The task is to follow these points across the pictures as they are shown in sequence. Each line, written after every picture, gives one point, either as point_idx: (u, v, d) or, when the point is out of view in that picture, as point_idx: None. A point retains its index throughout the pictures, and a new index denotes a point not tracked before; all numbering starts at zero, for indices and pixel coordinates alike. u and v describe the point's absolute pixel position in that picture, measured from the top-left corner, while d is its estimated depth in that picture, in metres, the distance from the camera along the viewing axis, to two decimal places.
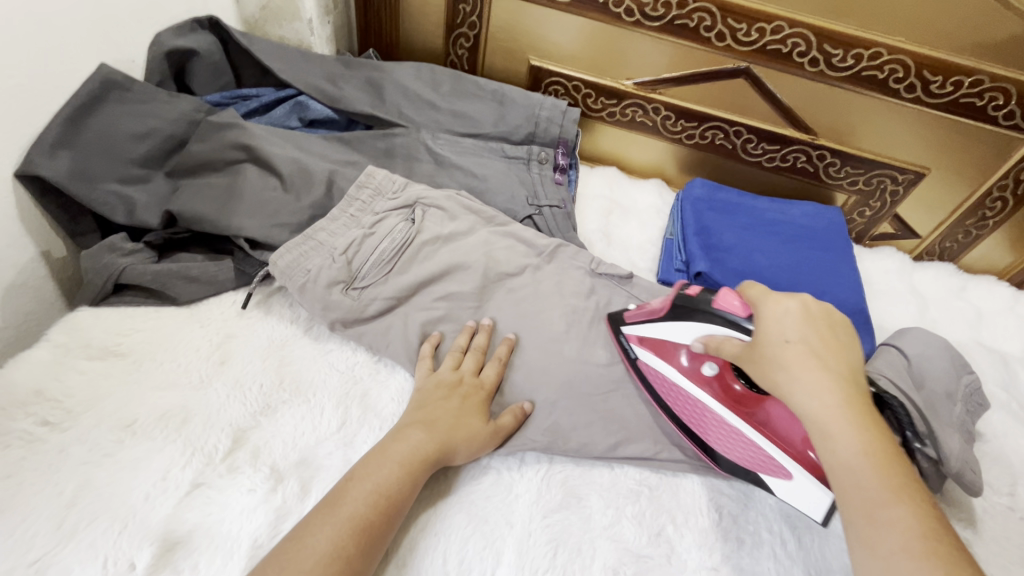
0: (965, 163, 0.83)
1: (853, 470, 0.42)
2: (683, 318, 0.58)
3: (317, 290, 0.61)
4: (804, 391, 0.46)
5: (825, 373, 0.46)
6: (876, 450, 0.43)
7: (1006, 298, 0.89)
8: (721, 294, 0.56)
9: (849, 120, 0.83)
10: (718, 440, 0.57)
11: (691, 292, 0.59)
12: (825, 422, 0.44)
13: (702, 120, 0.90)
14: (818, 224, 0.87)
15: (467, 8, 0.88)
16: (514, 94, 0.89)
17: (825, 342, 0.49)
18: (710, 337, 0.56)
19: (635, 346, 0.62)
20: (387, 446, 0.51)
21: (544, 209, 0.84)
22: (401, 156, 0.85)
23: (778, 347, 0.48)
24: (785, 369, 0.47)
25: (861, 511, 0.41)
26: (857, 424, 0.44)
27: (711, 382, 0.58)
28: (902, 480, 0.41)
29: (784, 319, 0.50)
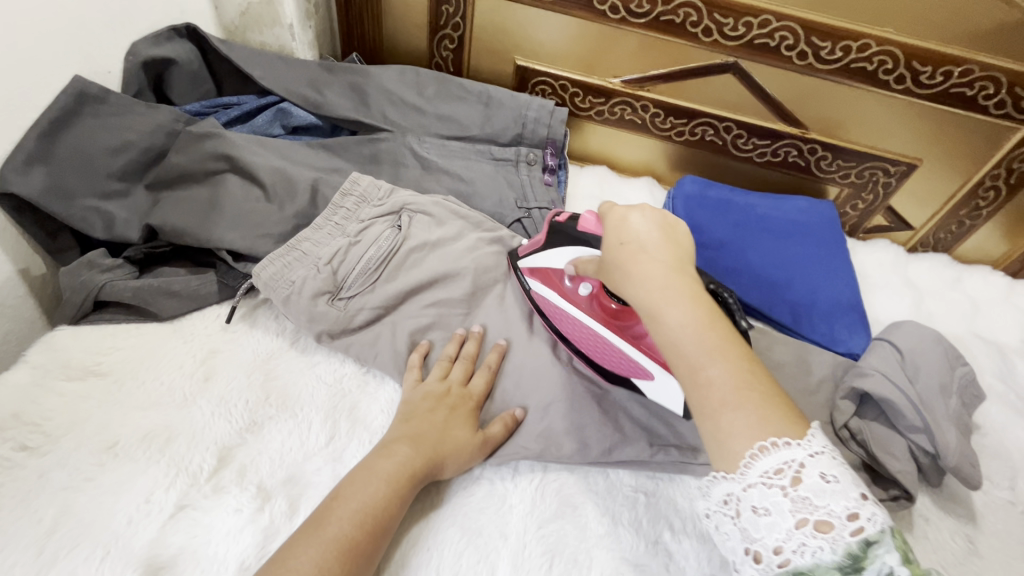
0: (957, 153, 0.82)
1: (683, 347, 0.42)
2: (556, 244, 0.63)
3: (302, 302, 0.60)
4: (634, 281, 0.46)
5: (659, 264, 0.46)
6: (704, 324, 0.42)
7: (1002, 288, 0.89)
8: (584, 217, 0.60)
9: (839, 113, 0.82)
10: (596, 354, 0.61)
11: (560, 218, 0.63)
12: (653, 307, 0.44)
13: (691, 116, 0.88)
14: (811, 219, 0.86)
15: (450, 9, 0.86)
16: (500, 96, 0.88)
17: (659, 237, 0.48)
18: (577, 259, 0.60)
19: (528, 277, 0.66)
20: (371, 463, 0.50)
21: (533, 211, 0.83)
22: (386, 161, 0.84)
23: (616, 252, 0.48)
24: (624, 268, 0.47)
25: (691, 383, 0.42)
26: (684, 298, 0.43)
27: (588, 301, 0.61)
28: (728, 347, 0.42)
29: (625, 223, 0.49)
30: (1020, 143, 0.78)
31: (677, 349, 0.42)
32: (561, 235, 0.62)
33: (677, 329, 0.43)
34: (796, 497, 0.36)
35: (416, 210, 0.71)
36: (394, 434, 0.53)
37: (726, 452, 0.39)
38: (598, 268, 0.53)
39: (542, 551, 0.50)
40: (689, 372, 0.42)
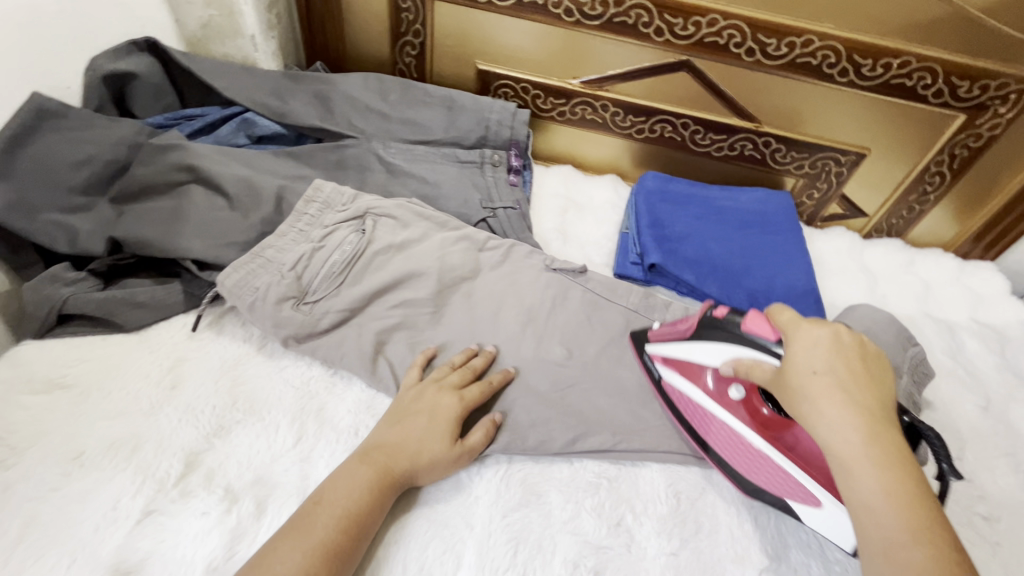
0: (902, 142, 0.85)
1: (871, 509, 0.40)
2: (709, 339, 0.55)
3: (267, 308, 0.61)
4: (825, 422, 0.43)
5: (855, 409, 0.43)
6: (899, 490, 0.40)
7: (952, 270, 0.92)
8: (750, 316, 0.52)
9: (790, 106, 0.85)
10: (742, 464, 0.56)
11: (718, 313, 0.55)
12: (850, 460, 0.42)
13: (649, 114, 0.91)
14: (768, 209, 0.89)
15: (410, 16, 0.88)
16: (463, 100, 0.90)
17: (854, 375, 0.45)
18: (738, 360, 0.53)
19: (659, 364, 0.62)
20: (350, 469, 0.51)
21: (498, 211, 0.84)
22: (352, 167, 0.85)
23: (805, 378, 0.45)
24: (810, 401, 0.45)
25: (877, 550, 0.40)
26: (885, 466, 0.41)
27: (735, 406, 0.57)
28: (930, 524, 0.39)
29: (813, 348, 0.46)
30: (960, 130, 0.82)
31: (865, 507, 0.41)
32: (718, 331, 0.54)
33: (865, 487, 0.41)
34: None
35: (380, 214, 0.73)
36: (375, 440, 0.54)
37: None
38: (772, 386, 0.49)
39: (507, 538, 0.52)
40: (878, 535, 0.40)
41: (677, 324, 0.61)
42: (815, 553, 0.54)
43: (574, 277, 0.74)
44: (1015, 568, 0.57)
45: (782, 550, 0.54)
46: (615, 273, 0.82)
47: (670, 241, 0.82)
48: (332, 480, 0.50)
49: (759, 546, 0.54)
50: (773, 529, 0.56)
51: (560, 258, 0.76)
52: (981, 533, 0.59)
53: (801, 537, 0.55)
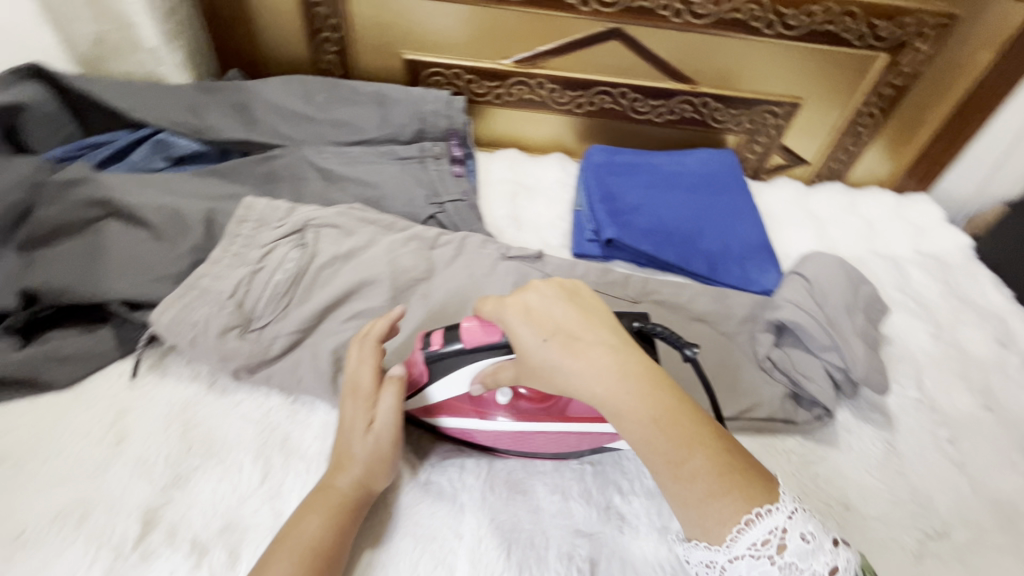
0: (833, 87, 0.87)
1: (643, 444, 0.40)
2: (445, 370, 0.52)
3: (209, 341, 0.57)
4: (575, 380, 0.42)
5: (588, 355, 0.42)
6: (654, 414, 0.40)
7: (891, 205, 0.96)
8: (464, 332, 0.49)
9: (722, 63, 0.85)
10: (549, 443, 0.56)
11: (434, 343, 0.51)
12: (613, 402, 0.41)
13: (587, 87, 0.89)
14: (713, 169, 0.90)
15: (325, 10, 0.83)
16: (394, 93, 0.86)
17: (572, 316, 0.45)
18: (483, 376, 0.51)
19: (428, 419, 0.56)
20: (300, 511, 0.48)
21: (446, 205, 0.81)
22: (285, 178, 0.80)
23: (537, 350, 0.43)
24: (556, 367, 0.43)
25: (663, 478, 0.40)
26: (640, 384, 0.41)
27: (519, 408, 0.54)
28: (693, 429, 0.40)
29: (525, 317, 0.45)
30: (884, 69, 0.84)
31: (645, 444, 0.40)
32: (448, 360, 0.51)
33: (630, 427, 0.40)
34: (782, 568, 0.37)
35: (321, 225, 0.69)
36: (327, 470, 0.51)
37: (710, 534, 0.38)
38: (519, 373, 0.46)
39: (499, 540, 0.51)
40: (658, 464, 0.40)
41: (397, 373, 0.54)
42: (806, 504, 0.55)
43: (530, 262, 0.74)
44: (980, 483, 0.60)
45: None
46: (574, 253, 0.80)
47: (623, 213, 0.81)
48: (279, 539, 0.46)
49: None
50: None
51: (515, 245, 0.75)
52: (947, 454, 0.62)
53: None
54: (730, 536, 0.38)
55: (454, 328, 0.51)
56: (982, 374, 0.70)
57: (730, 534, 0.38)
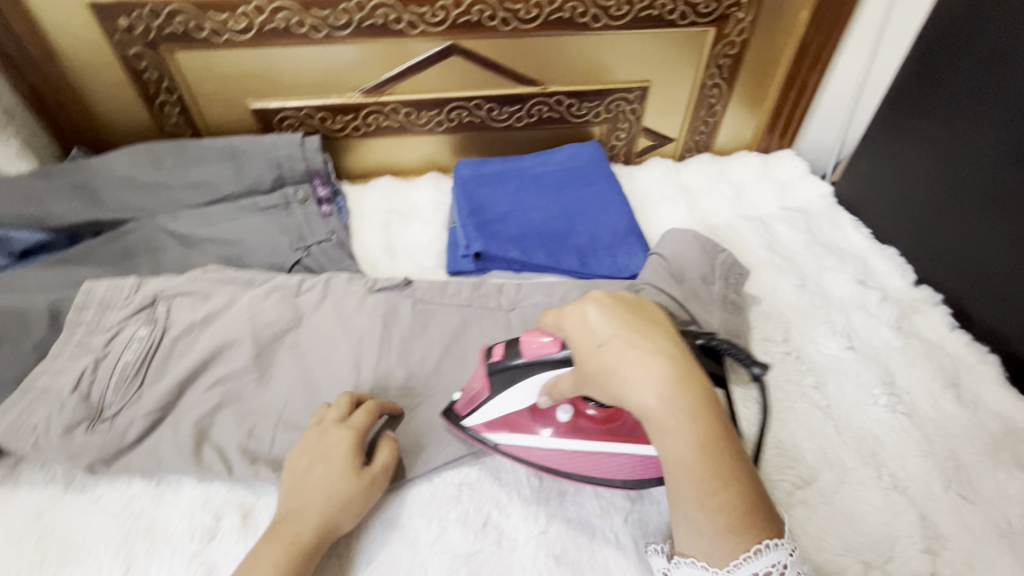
0: (674, 66, 0.90)
1: (678, 466, 0.40)
2: (510, 384, 0.51)
3: (53, 443, 0.55)
4: (629, 391, 0.40)
5: (652, 372, 0.40)
6: (699, 444, 0.40)
7: (758, 166, 0.99)
8: (521, 344, 0.49)
9: (564, 61, 0.87)
10: (615, 469, 0.54)
11: (497, 354, 0.52)
12: (659, 424, 0.40)
13: (440, 105, 0.90)
14: (578, 163, 0.92)
15: (154, 75, 0.81)
16: (245, 145, 0.85)
17: (633, 328, 0.43)
18: (547, 388, 0.50)
19: (485, 434, 0.56)
20: (260, 551, 0.48)
21: (312, 248, 0.80)
22: (141, 252, 0.78)
23: (594, 357, 0.42)
24: (616, 374, 0.41)
25: (684, 502, 0.40)
26: (692, 415, 0.40)
27: (580, 425, 0.54)
28: (731, 465, 0.40)
29: (586, 325, 0.44)
30: (715, 41, 0.88)
31: (678, 468, 0.40)
32: (509, 371, 0.51)
33: (672, 449, 0.40)
34: None
35: (173, 295, 0.67)
36: (281, 510, 0.51)
37: (713, 559, 0.40)
38: (578, 382, 0.45)
39: None
40: (680, 486, 0.40)
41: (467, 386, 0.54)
42: None
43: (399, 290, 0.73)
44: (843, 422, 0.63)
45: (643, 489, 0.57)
46: (449, 271, 0.80)
47: (492, 224, 0.82)
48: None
49: (621, 493, 0.57)
50: None
51: (382, 276, 0.75)
52: (813, 401, 0.65)
53: None
54: (735, 562, 0.40)
55: (516, 342, 0.51)
56: (844, 316, 0.74)
57: (735, 562, 0.40)
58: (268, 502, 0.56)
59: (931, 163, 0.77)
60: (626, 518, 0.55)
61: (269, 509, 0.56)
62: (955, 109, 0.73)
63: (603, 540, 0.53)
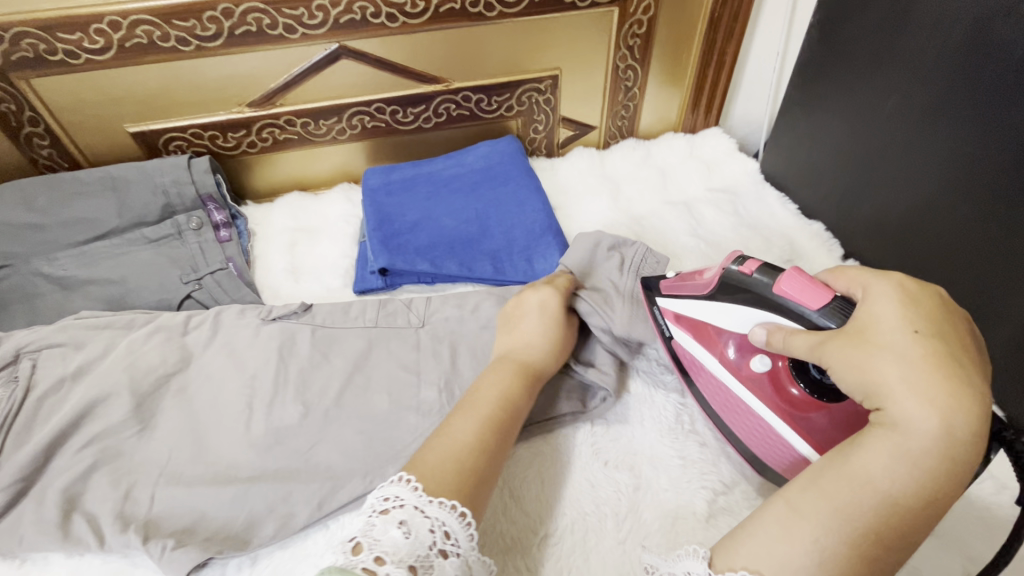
0: (582, 50, 0.85)
1: (879, 496, 0.34)
2: (731, 298, 0.52)
3: None
4: (904, 392, 0.35)
5: (947, 407, 0.34)
6: (927, 501, 0.34)
7: (685, 146, 0.96)
8: (785, 274, 0.47)
9: (464, 55, 0.82)
10: (755, 440, 0.53)
11: (746, 269, 0.51)
12: (914, 444, 0.34)
13: (339, 112, 0.84)
14: (493, 161, 0.87)
15: (13, 106, 0.74)
16: (126, 173, 0.78)
17: (962, 350, 0.36)
18: (773, 327, 0.48)
19: (670, 322, 0.59)
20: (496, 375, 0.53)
21: (205, 280, 0.74)
22: (15, 301, 0.71)
23: (902, 335, 0.36)
24: (905, 365, 0.35)
25: (827, 519, 0.35)
26: (936, 473, 0.34)
27: (757, 378, 0.52)
28: (917, 533, 0.34)
29: (896, 306, 0.38)
30: (621, 21, 0.83)
31: (870, 491, 0.35)
32: (747, 290, 0.50)
33: (891, 472, 0.34)
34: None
35: (39, 349, 0.61)
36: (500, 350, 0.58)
37: None
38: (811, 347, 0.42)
39: None
40: (842, 498, 0.35)
41: (699, 276, 0.56)
42: (588, 498, 0.54)
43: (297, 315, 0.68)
44: None
45: (556, 510, 0.53)
46: (357, 290, 0.75)
47: (400, 235, 0.77)
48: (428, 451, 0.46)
49: (533, 518, 0.53)
50: (546, 491, 0.55)
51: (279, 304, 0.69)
52: None
53: (570, 485, 0.55)
54: None
55: (776, 269, 0.49)
56: None
57: None
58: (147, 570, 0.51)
59: (845, 132, 0.74)
60: (538, 547, 0.51)
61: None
62: (863, 75, 0.70)
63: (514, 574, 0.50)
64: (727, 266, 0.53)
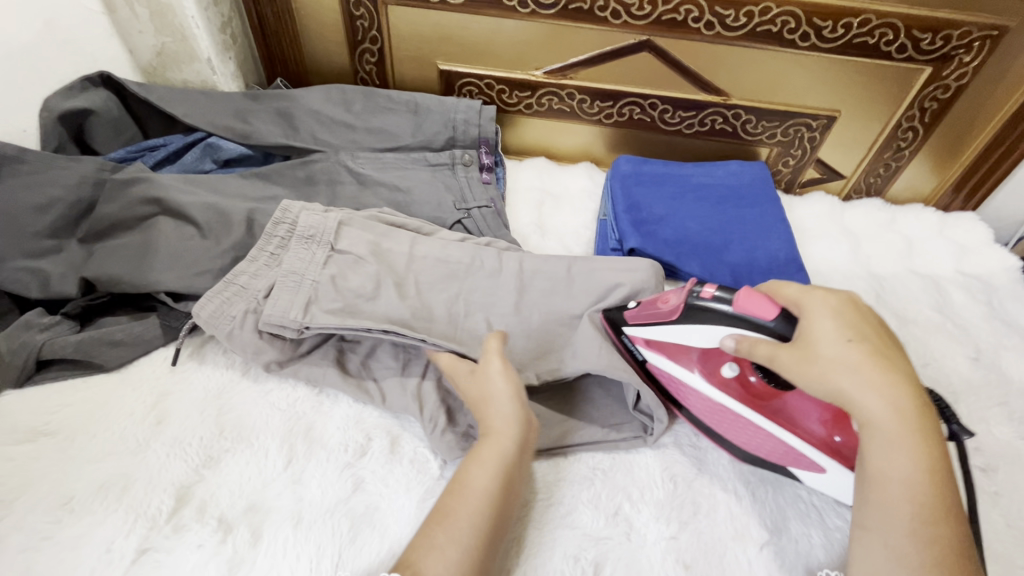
0: (871, 100, 0.85)
1: (896, 483, 0.44)
2: (696, 320, 0.56)
3: (245, 335, 0.60)
4: (859, 393, 0.45)
5: (886, 391, 0.45)
6: (930, 469, 0.43)
7: (934, 222, 0.92)
8: (740, 294, 0.53)
9: (755, 76, 0.85)
10: (747, 441, 0.57)
11: (705, 293, 0.55)
12: (887, 430, 0.44)
13: (616, 98, 0.90)
14: (742, 181, 0.89)
15: (365, 23, 0.87)
16: (428, 102, 0.89)
17: (870, 331, 0.48)
18: (738, 338, 0.53)
19: (641, 347, 0.61)
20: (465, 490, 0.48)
21: (473, 211, 0.83)
22: (322, 182, 0.83)
23: (836, 344, 0.47)
24: (843, 368, 0.46)
25: (887, 523, 0.43)
26: (914, 443, 0.44)
27: (729, 383, 0.57)
28: (941, 495, 0.43)
29: (821, 313, 0.49)
30: (926, 82, 0.81)
31: (891, 484, 0.44)
32: (707, 311, 0.55)
33: (893, 460, 0.44)
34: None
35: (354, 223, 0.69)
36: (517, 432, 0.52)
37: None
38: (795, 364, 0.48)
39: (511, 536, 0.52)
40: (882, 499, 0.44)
41: (659, 302, 0.59)
42: (815, 523, 0.55)
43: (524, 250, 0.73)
44: (1014, 515, 0.58)
45: (782, 521, 0.55)
46: None
47: (648, 223, 0.81)
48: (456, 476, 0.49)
49: (760, 522, 0.55)
50: (773, 503, 0.56)
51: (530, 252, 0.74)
52: (978, 484, 0.61)
53: (800, 506, 0.56)
54: None
55: (728, 291, 0.55)
56: (1023, 402, 0.68)
57: None
58: (413, 436, 0.59)
59: None
60: (761, 548, 0.53)
61: (414, 443, 0.58)
62: None
63: (734, 563, 0.52)
64: (690, 291, 0.57)
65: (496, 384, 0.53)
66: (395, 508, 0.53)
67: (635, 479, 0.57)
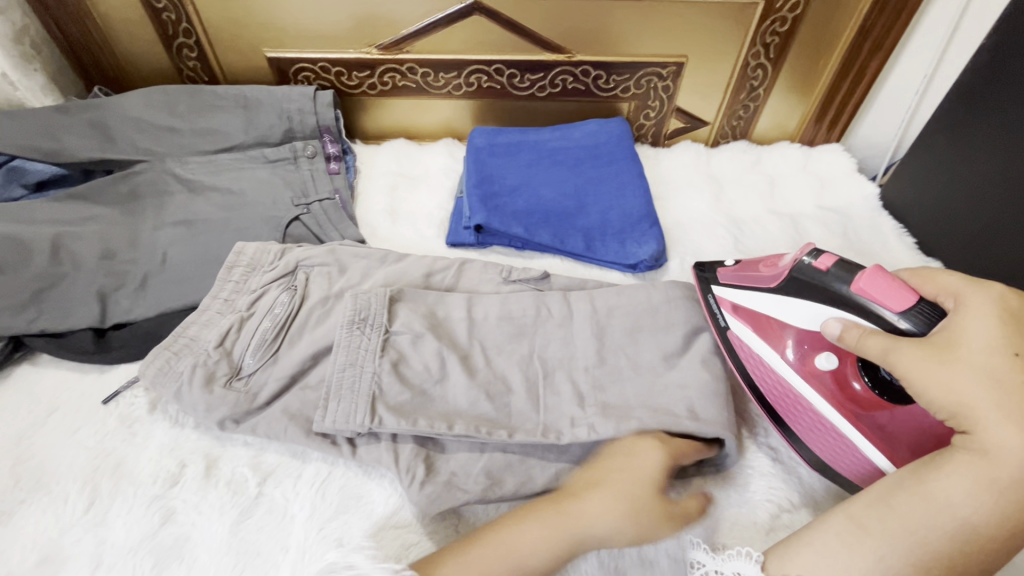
0: (714, 42, 0.83)
1: (955, 518, 0.40)
2: (801, 293, 0.52)
3: (194, 394, 0.55)
4: (993, 417, 0.40)
5: None
6: (997, 522, 0.39)
7: (799, 157, 0.91)
8: (864, 273, 0.48)
9: (593, 28, 0.81)
10: (819, 444, 0.53)
11: (821, 265, 0.51)
12: (999, 470, 0.39)
13: (459, 67, 0.86)
14: (600, 140, 0.86)
15: (173, 16, 0.80)
16: (257, 94, 0.83)
17: None
18: (845, 322, 0.49)
19: (727, 313, 0.59)
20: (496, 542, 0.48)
21: (313, 206, 0.78)
22: (149, 195, 0.77)
23: (1005, 362, 0.41)
24: (992, 388, 0.40)
25: (899, 543, 0.41)
26: (1002, 495, 0.39)
27: (822, 375, 0.53)
28: (981, 553, 0.39)
29: (985, 325, 0.43)
30: (764, 17, 0.79)
31: (948, 513, 0.40)
32: (819, 287, 0.51)
33: (970, 497, 0.40)
34: None
35: (313, 266, 0.66)
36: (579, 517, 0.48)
37: None
38: (936, 346, 0.43)
39: (329, 546, 0.50)
40: (920, 519, 0.41)
41: (761, 269, 0.57)
42: None
43: (536, 283, 0.67)
44: None
45: None
46: (448, 242, 0.78)
47: (499, 197, 0.78)
48: (512, 526, 0.49)
49: None
50: None
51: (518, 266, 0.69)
52: None
53: None
54: None
55: (853, 267, 0.50)
56: None
57: None
58: (234, 455, 0.56)
59: (976, 182, 0.71)
60: None
61: (234, 464, 0.55)
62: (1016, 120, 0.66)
63: None
64: (799, 260, 0.52)
65: (642, 467, 0.50)
66: (207, 536, 0.50)
67: (564, 488, 0.53)
